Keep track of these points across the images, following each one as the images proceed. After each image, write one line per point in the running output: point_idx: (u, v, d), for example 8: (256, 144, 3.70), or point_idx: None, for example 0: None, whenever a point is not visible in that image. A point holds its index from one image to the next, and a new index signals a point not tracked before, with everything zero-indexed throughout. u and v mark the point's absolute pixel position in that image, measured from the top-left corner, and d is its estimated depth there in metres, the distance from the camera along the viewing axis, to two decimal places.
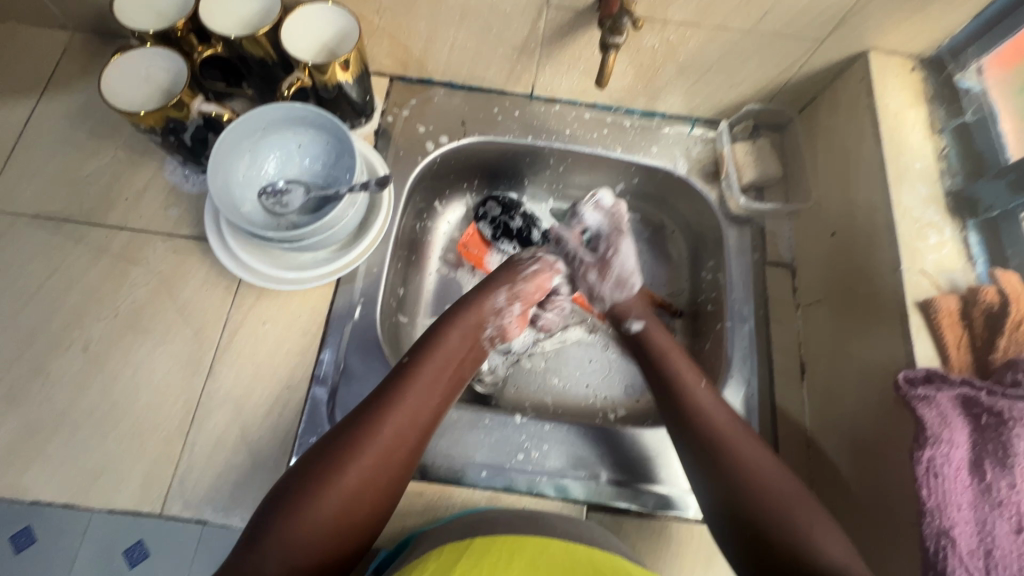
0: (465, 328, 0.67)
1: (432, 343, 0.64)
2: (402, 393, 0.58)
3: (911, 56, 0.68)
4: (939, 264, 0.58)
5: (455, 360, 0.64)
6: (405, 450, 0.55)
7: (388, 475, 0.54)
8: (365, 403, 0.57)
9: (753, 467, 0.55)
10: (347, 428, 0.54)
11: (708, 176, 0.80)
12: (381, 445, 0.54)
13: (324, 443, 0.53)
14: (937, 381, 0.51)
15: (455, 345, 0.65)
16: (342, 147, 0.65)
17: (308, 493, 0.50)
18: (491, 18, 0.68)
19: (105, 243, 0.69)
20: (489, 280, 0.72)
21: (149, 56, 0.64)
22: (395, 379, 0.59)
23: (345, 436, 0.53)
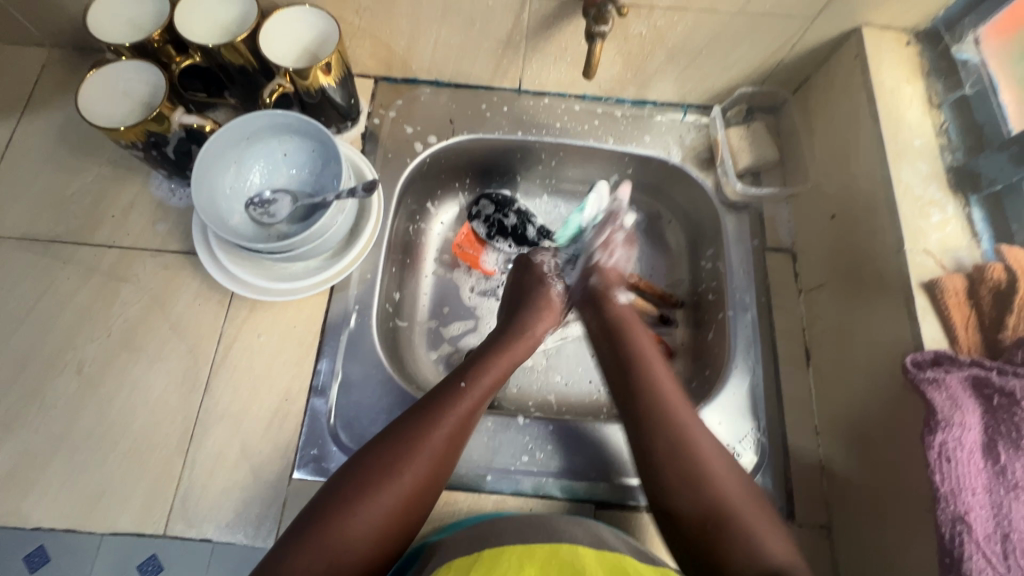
0: (515, 348, 0.67)
1: (482, 361, 0.63)
2: (449, 407, 0.57)
3: (906, 30, 0.66)
4: (943, 242, 0.56)
5: (502, 380, 0.64)
6: (448, 465, 0.55)
7: (430, 490, 0.53)
8: (410, 415, 0.56)
9: (715, 476, 0.54)
10: (392, 442, 0.53)
11: (703, 163, 0.78)
12: (427, 462, 0.53)
13: (366, 455, 0.53)
14: (946, 364, 0.50)
15: (502, 364, 0.64)
16: (327, 152, 0.63)
17: (348, 509, 0.49)
18: (473, 13, 0.66)
19: (94, 262, 0.68)
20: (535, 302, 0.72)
21: (126, 70, 0.63)
22: (444, 394, 0.58)
23: (391, 449, 0.53)
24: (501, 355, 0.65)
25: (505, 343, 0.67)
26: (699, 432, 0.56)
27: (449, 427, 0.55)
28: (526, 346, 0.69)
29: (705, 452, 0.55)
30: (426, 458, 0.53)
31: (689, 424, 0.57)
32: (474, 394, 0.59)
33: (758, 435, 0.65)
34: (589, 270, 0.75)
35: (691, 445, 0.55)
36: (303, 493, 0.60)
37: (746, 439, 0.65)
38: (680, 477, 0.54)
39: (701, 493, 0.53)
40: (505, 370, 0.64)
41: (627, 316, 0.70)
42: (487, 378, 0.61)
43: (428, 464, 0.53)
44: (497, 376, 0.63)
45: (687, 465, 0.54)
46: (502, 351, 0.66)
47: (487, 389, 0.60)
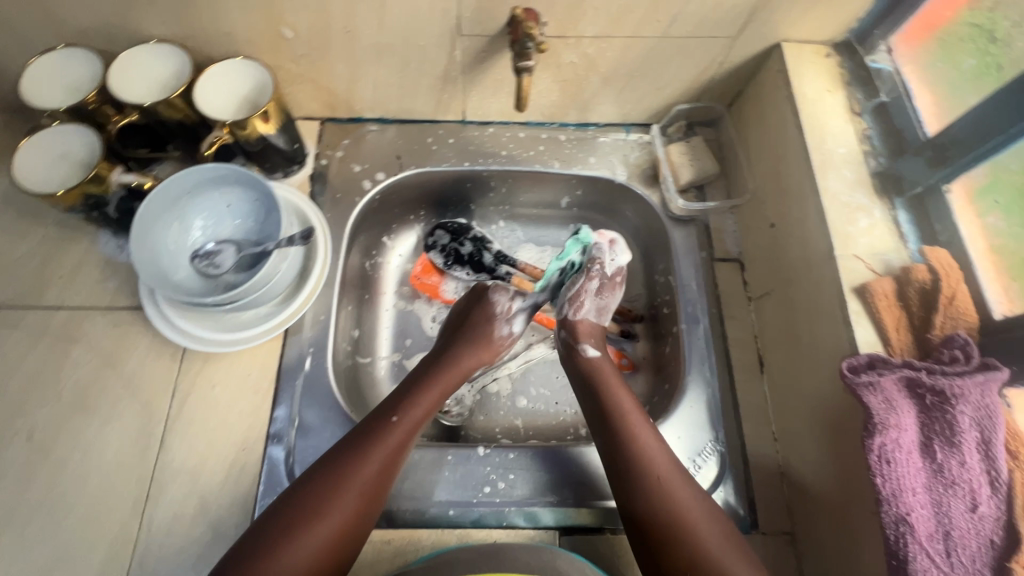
0: (445, 379, 0.67)
1: (412, 392, 0.64)
2: (376, 442, 0.57)
3: (824, 43, 0.69)
4: (872, 246, 0.58)
5: (431, 412, 0.64)
6: (376, 503, 0.55)
7: (356, 528, 0.54)
8: (340, 451, 0.57)
9: (677, 497, 0.56)
10: (321, 480, 0.54)
11: (648, 180, 0.80)
12: (353, 498, 0.54)
13: (295, 495, 0.53)
14: (880, 366, 0.51)
15: (433, 395, 0.65)
16: (269, 200, 0.64)
17: (275, 551, 0.50)
18: (407, 53, 0.68)
19: (42, 325, 0.67)
20: (469, 332, 0.72)
21: (62, 133, 0.63)
22: (372, 430, 0.58)
23: (318, 488, 0.54)
24: (431, 387, 0.65)
25: (436, 374, 0.67)
26: (662, 457, 0.58)
27: (377, 462, 0.56)
28: (457, 376, 0.69)
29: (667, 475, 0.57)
30: (351, 495, 0.54)
31: (651, 448, 0.59)
32: (403, 429, 0.59)
33: (717, 445, 0.66)
34: (563, 321, 0.71)
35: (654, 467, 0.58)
36: None
37: (706, 451, 0.65)
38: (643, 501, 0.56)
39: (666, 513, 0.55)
40: (435, 403, 0.65)
41: (601, 360, 0.69)
42: (417, 411, 0.62)
43: (354, 503, 0.54)
44: (427, 408, 0.63)
45: (652, 491, 0.56)
46: (434, 383, 0.66)
47: (414, 422, 0.61)
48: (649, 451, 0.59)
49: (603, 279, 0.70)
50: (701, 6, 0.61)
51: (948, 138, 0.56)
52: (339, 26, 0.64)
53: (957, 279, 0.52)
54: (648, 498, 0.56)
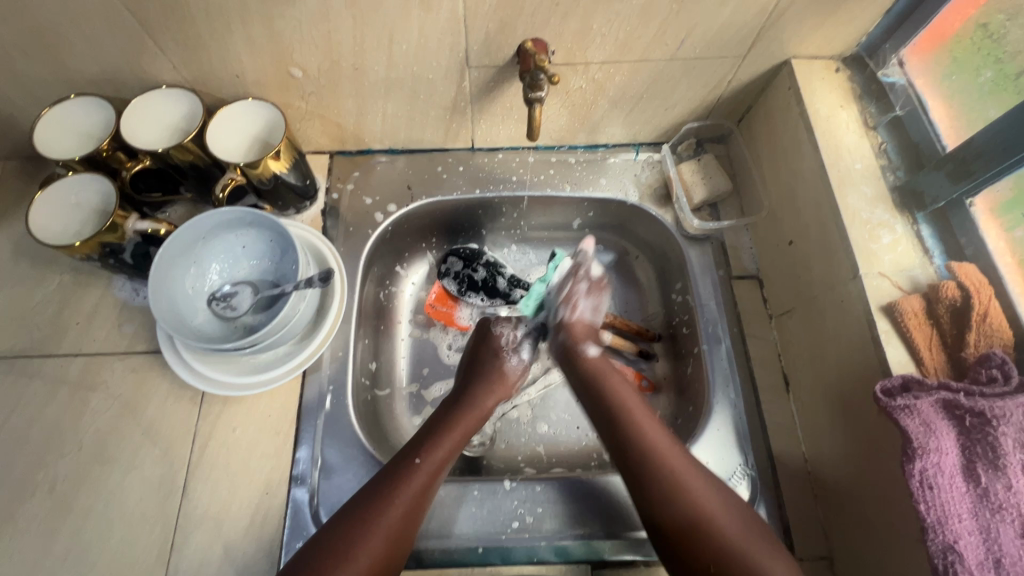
0: (466, 418, 0.66)
1: (434, 434, 0.63)
2: (399, 486, 0.57)
3: (833, 58, 0.68)
4: (897, 263, 0.57)
5: (454, 452, 0.63)
6: (402, 546, 0.55)
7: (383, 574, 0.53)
8: (366, 491, 0.57)
9: (703, 505, 0.55)
10: (345, 526, 0.54)
11: (660, 200, 0.80)
12: (382, 540, 0.54)
13: (325, 539, 0.53)
14: (915, 388, 0.50)
15: (455, 435, 0.64)
16: (284, 241, 0.64)
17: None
18: (416, 86, 0.68)
19: (61, 373, 0.67)
20: (479, 365, 0.73)
21: (76, 183, 0.63)
22: (396, 472, 0.58)
23: (343, 533, 0.53)
24: (452, 428, 0.65)
25: (454, 414, 0.67)
26: (681, 463, 0.57)
27: (401, 505, 0.56)
28: (477, 416, 0.68)
29: (689, 483, 0.56)
30: (377, 539, 0.54)
31: (667, 455, 0.58)
32: (426, 470, 0.59)
33: (747, 469, 0.65)
34: (557, 325, 0.74)
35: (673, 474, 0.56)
36: None
37: (736, 475, 0.64)
38: (663, 510, 0.55)
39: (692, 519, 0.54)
40: (457, 442, 0.64)
41: (604, 371, 0.69)
42: (439, 452, 0.61)
43: (378, 548, 0.53)
44: (448, 449, 0.62)
45: (674, 499, 0.55)
46: (454, 423, 0.65)
47: (438, 462, 0.60)
48: (666, 457, 0.58)
49: (590, 281, 0.76)
50: (709, 28, 0.61)
51: (968, 152, 0.55)
52: (348, 64, 0.64)
53: (988, 294, 0.51)
54: (668, 507, 0.55)
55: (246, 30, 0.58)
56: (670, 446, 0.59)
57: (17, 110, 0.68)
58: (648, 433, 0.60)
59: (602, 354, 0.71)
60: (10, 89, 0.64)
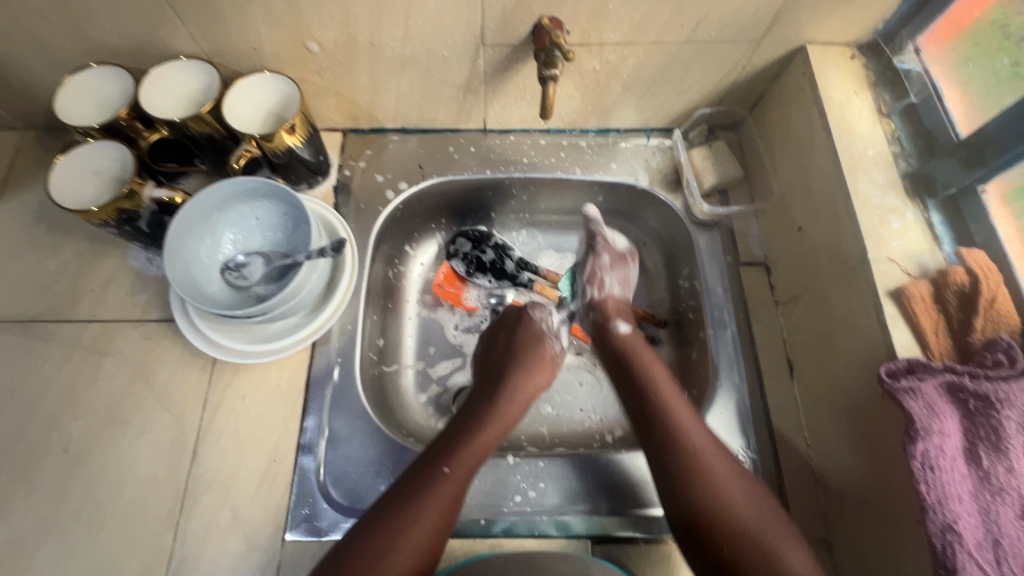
0: (513, 395, 0.68)
1: (479, 414, 0.65)
2: (433, 493, 0.56)
3: (849, 45, 0.68)
4: (906, 249, 0.58)
5: (488, 451, 0.63)
6: (438, 552, 0.55)
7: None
8: (391, 502, 0.56)
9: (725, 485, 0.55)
10: (371, 538, 0.53)
11: (670, 185, 0.80)
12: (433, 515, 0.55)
13: (348, 541, 0.53)
14: (919, 371, 0.51)
15: (489, 437, 0.63)
16: (297, 214, 0.65)
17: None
18: (431, 63, 0.68)
19: (76, 338, 0.68)
20: (527, 343, 0.73)
21: (95, 150, 0.65)
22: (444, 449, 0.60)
23: (368, 547, 0.52)
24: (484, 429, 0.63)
25: (498, 390, 0.68)
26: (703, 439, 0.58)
27: (437, 512, 0.55)
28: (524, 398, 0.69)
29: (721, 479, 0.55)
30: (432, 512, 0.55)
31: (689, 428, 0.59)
32: (460, 476, 0.58)
33: (749, 452, 0.65)
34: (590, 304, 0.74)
35: (710, 482, 0.55)
36: (297, 554, 0.60)
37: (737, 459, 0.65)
38: (704, 509, 0.54)
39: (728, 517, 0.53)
40: (493, 441, 0.63)
41: (633, 343, 0.69)
42: (485, 431, 0.63)
43: (411, 560, 0.53)
44: (482, 447, 0.62)
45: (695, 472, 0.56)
46: (488, 420, 0.65)
47: (471, 466, 0.60)
48: (703, 455, 0.57)
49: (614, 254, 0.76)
50: (725, 11, 0.61)
51: (982, 139, 0.55)
52: (364, 39, 0.64)
53: (997, 281, 0.52)
54: (689, 478, 0.56)
55: (265, 3, 0.59)
56: (697, 428, 0.59)
57: (37, 78, 0.69)
58: (680, 425, 0.59)
59: (633, 333, 0.70)
60: (32, 56, 0.65)
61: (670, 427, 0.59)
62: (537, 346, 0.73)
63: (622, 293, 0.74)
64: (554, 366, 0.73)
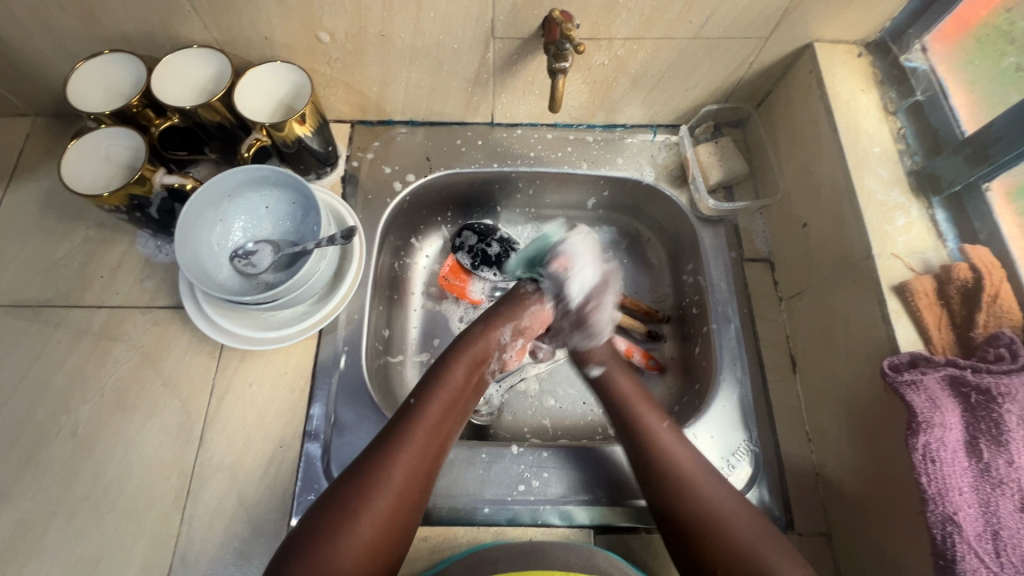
0: (474, 355, 0.66)
1: (437, 376, 0.63)
2: (409, 432, 0.57)
3: (856, 43, 0.69)
4: (910, 245, 0.58)
5: (463, 394, 0.64)
6: (423, 488, 0.56)
7: (405, 522, 0.54)
8: (368, 451, 0.56)
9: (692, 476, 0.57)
10: (352, 484, 0.53)
11: (675, 181, 0.80)
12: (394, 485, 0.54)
13: (331, 495, 0.53)
14: (922, 365, 0.51)
15: (459, 374, 0.64)
16: (307, 203, 0.65)
17: (321, 552, 0.49)
18: (441, 55, 0.69)
19: (85, 323, 0.69)
20: (494, 314, 0.70)
21: (106, 136, 0.65)
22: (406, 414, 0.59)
23: (350, 492, 0.53)
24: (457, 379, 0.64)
25: (460, 351, 0.66)
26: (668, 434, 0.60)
27: (415, 448, 0.56)
28: (483, 358, 0.67)
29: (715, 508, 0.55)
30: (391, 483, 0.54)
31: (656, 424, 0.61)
32: (430, 413, 0.60)
33: (751, 446, 0.65)
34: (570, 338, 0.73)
35: (692, 491, 0.56)
36: None
37: (739, 451, 0.65)
38: (695, 511, 0.55)
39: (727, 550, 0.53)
40: (466, 382, 0.64)
41: (607, 359, 0.70)
42: (439, 395, 0.61)
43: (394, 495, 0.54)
44: (455, 389, 0.63)
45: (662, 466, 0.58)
46: (457, 359, 0.65)
47: (443, 404, 0.61)
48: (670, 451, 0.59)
49: (574, 300, 0.70)
50: (734, 7, 0.61)
51: (987, 137, 0.56)
52: (375, 30, 0.64)
53: (1000, 277, 0.52)
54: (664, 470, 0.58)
55: None
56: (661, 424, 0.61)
57: (49, 65, 0.69)
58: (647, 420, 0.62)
59: (608, 372, 0.69)
60: (44, 43, 0.65)
61: (660, 453, 0.59)
62: (525, 322, 0.71)
63: (596, 344, 0.71)
64: (537, 331, 0.73)
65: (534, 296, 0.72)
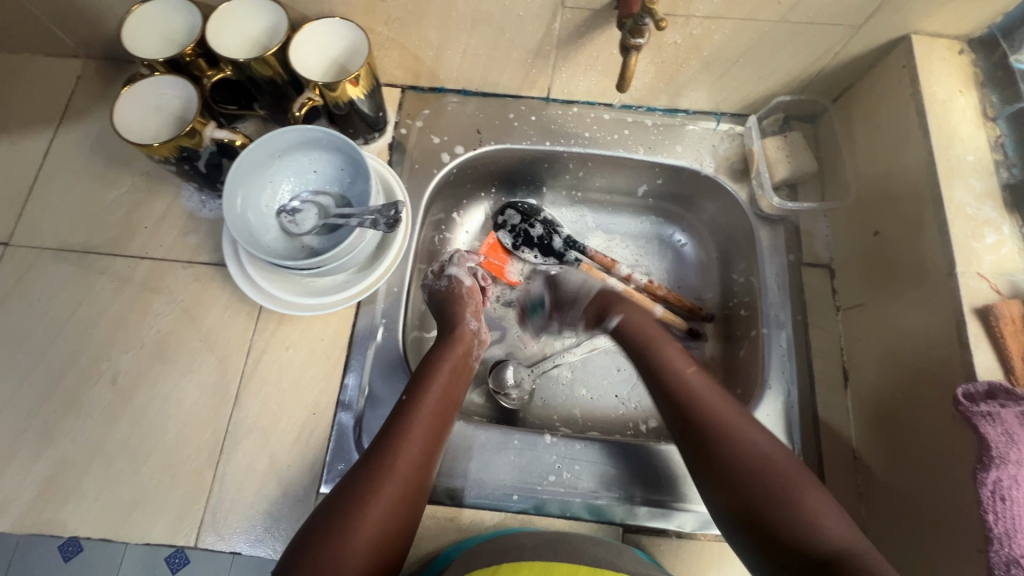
0: (457, 350, 0.65)
1: (422, 371, 0.62)
2: (405, 430, 0.56)
3: (958, 38, 0.63)
4: (998, 265, 0.54)
5: (454, 393, 0.62)
6: (420, 491, 0.54)
7: (400, 529, 0.52)
8: (370, 448, 0.55)
9: (755, 450, 0.53)
10: (349, 491, 0.52)
11: (737, 174, 0.76)
12: (395, 486, 0.52)
13: (331, 500, 0.52)
14: (1001, 397, 0.48)
15: (446, 372, 0.63)
16: (355, 167, 0.63)
17: (324, 554, 0.48)
18: (504, 23, 0.65)
19: (128, 273, 0.69)
20: (451, 313, 0.69)
21: (159, 85, 0.63)
22: (396, 414, 0.58)
23: (354, 486, 0.52)
24: (440, 362, 0.63)
25: (443, 347, 0.65)
26: (727, 409, 0.57)
27: (409, 451, 0.55)
28: (465, 348, 0.66)
29: (758, 447, 0.53)
30: (392, 486, 0.52)
31: (709, 394, 0.58)
32: (422, 409, 0.58)
33: None
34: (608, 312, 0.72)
35: (749, 456, 0.53)
36: None
37: None
38: (741, 474, 0.52)
39: (822, 545, 0.48)
40: (453, 380, 0.63)
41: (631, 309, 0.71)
42: (431, 391, 0.60)
43: (390, 500, 0.52)
44: (444, 386, 0.61)
45: (722, 441, 0.54)
46: (443, 355, 0.64)
47: (436, 400, 0.59)
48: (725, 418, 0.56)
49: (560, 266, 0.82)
50: None
51: None
52: None
53: None
54: (726, 449, 0.54)
55: None
56: (707, 386, 0.59)
57: (103, 6, 0.67)
58: (700, 392, 0.58)
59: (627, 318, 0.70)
60: None
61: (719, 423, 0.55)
62: (467, 302, 0.71)
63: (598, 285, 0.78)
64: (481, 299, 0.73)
65: (444, 284, 0.73)
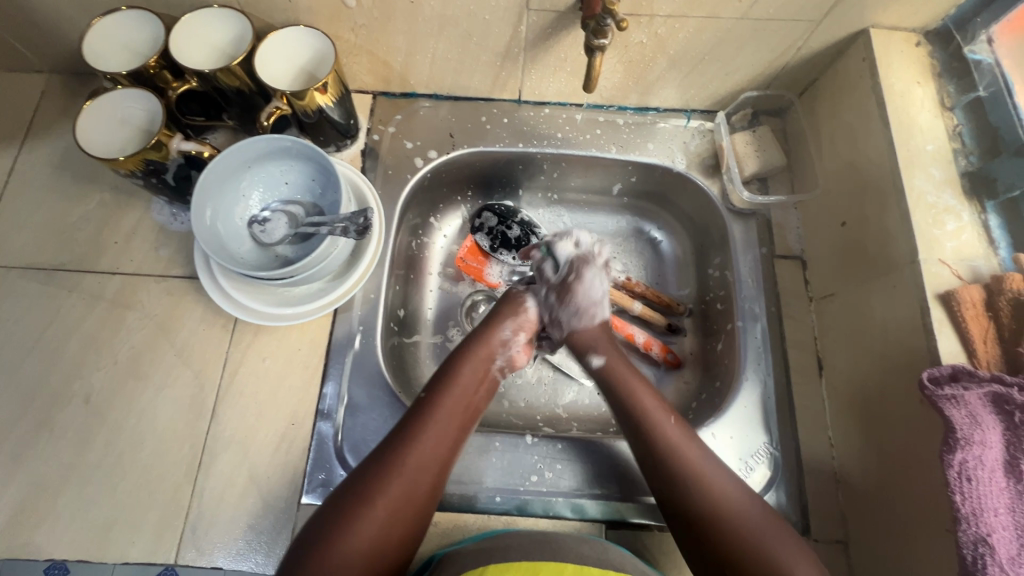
0: (483, 348, 0.65)
1: (449, 372, 0.62)
2: (421, 427, 0.56)
3: (914, 31, 0.65)
4: (959, 251, 0.55)
5: (474, 391, 0.62)
6: (430, 488, 0.55)
7: (410, 527, 0.53)
8: (382, 442, 0.56)
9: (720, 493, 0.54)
10: (353, 489, 0.52)
11: (708, 170, 0.76)
12: (405, 486, 0.53)
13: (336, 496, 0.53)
14: (964, 379, 0.49)
15: (471, 372, 0.63)
16: (326, 176, 0.63)
17: (330, 552, 0.49)
18: (470, 26, 0.65)
19: (99, 290, 0.68)
20: (494, 314, 0.69)
21: (123, 98, 0.63)
22: (415, 414, 0.58)
23: (364, 480, 0.53)
24: (462, 371, 0.62)
25: (470, 349, 0.65)
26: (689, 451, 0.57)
27: (420, 452, 0.55)
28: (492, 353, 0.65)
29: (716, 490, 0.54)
30: (402, 485, 0.53)
31: (670, 432, 0.58)
32: (441, 410, 0.58)
33: (771, 448, 0.64)
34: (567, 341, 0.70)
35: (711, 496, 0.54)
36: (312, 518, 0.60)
37: (759, 453, 0.63)
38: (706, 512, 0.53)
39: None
40: (477, 379, 0.63)
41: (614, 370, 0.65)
42: (451, 393, 0.60)
43: (396, 501, 0.52)
44: (465, 388, 0.61)
45: (685, 479, 0.55)
46: (468, 357, 0.64)
47: (455, 405, 0.59)
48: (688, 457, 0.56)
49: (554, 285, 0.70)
50: None
51: None
52: None
53: None
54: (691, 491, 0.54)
55: None
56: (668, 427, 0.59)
57: (65, 20, 0.66)
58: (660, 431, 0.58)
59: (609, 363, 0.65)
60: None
61: (682, 462, 0.56)
62: (524, 316, 0.69)
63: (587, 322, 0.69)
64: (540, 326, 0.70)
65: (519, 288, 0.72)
